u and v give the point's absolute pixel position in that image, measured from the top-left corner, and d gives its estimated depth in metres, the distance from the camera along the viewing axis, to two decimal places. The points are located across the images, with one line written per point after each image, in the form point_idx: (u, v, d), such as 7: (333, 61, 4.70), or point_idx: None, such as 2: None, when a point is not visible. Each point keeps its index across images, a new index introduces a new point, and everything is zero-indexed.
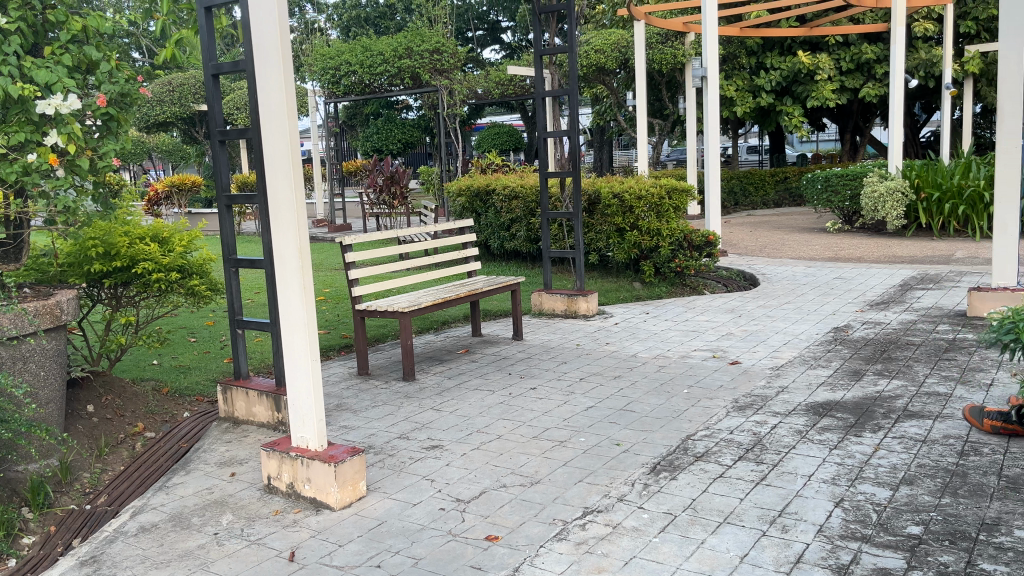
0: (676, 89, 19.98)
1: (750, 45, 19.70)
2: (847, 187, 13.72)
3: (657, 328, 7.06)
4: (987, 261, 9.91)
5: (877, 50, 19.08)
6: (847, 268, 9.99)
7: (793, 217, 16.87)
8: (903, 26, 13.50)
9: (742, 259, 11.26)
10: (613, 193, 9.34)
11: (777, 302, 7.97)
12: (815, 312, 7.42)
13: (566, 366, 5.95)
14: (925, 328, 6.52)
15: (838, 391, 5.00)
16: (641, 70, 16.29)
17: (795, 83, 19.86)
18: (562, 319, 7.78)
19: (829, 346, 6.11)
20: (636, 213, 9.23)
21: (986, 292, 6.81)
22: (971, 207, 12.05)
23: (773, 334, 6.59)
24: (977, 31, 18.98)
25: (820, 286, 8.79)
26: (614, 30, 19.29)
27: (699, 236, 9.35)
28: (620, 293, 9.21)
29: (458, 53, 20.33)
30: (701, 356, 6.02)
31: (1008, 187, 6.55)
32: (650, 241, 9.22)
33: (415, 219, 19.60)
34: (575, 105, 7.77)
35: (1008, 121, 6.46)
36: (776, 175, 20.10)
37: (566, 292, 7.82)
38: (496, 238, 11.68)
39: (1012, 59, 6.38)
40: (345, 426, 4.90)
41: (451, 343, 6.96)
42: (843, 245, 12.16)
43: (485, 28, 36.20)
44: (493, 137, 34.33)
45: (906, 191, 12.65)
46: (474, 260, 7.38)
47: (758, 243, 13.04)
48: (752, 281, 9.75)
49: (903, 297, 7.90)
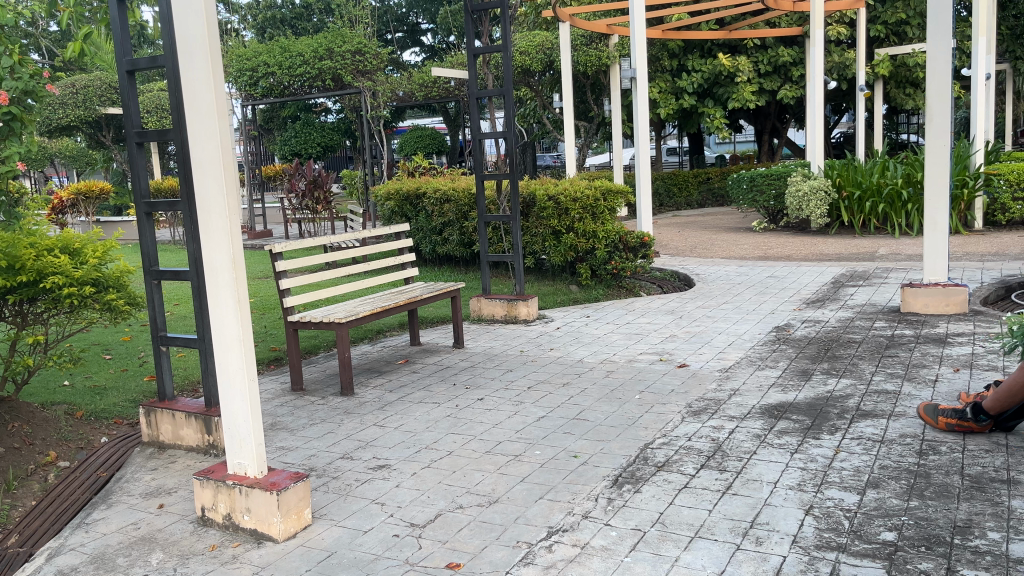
0: (600, 91, 20.06)
1: (672, 47, 19.94)
2: (772, 187, 13.98)
3: (600, 331, 6.94)
4: (910, 257, 10.18)
5: (793, 53, 19.64)
6: (778, 267, 10.12)
7: (718, 217, 17.13)
8: (822, 29, 13.83)
9: (675, 260, 11.31)
10: (549, 195, 9.25)
11: (716, 302, 7.96)
12: (754, 312, 7.43)
13: (512, 375, 5.75)
14: (863, 325, 6.59)
15: (790, 392, 4.95)
16: (567, 72, 16.26)
17: (716, 85, 20.21)
18: (501, 325, 7.58)
19: (773, 346, 6.10)
20: (572, 216, 9.14)
21: (919, 287, 6.86)
22: (890, 205, 12.41)
23: (717, 335, 6.54)
24: (885, 34, 19.73)
25: (754, 285, 8.86)
26: (539, 32, 19.25)
27: (634, 237, 9.29)
28: (557, 296, 9.09)
29: (380, 54, 19.94)
30: (648, 360, 5.92)
31: (937, 186, 6.71)
32: (586, 243, 9.14)
33: (339, 224, 19.11)
34: (511, 105, 7.59)
35: (937, 121, 6.62)
36: (699, 176, 20.39)
37: (505, 297, 7.64)
38: (428, 243, 11.43)
39: (940, 60, 6.54)
40: (283, 448, 4.58)
41: (389, 354, 6.68)
42: (770, 244, 12.35)
43: (405, 30, 35.80)
44: (416, 139, 33.97)
45: (829, 190, 12.96)
46: (410, 266, 7.11)
47: (688, 243, 13.15)
48: (686, 281, 9.77)
49: (837, 295, 8.00)
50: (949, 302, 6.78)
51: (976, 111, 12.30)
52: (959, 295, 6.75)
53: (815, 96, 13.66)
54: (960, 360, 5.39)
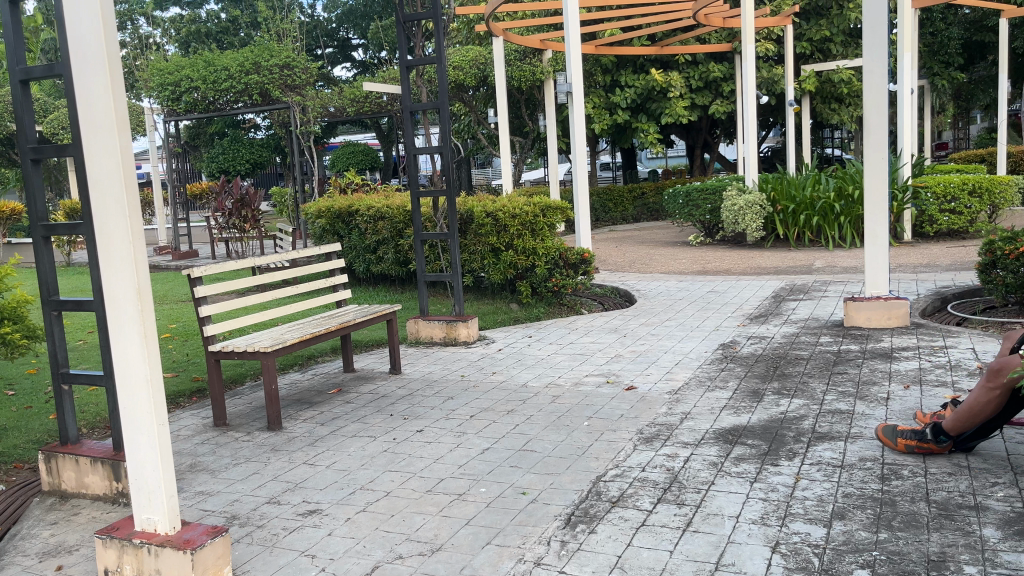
0: (535, 106, 19.95)
1: (605, 63, 20.03)
2: (707, 202, 14.03)
3: (543, 353, 6.67)
4: (846, 270, 10.25)
5: (723, 69, 19.89)
6: (718, 281, 10.06)
7: (655, 232, 17.14)
8: (753, 44, 13.96)
9: (614, 275, 11.17)
10: (487, 211, 9.01)
11: (659, 319, 7.79)
12: (698, 329, 7.28)
13: (452, 403, 5.43)
14: (808, 341, 6.49)
15: (742, 414, 4.76)
16: (501, 88, 16.07)
17: (649, 101, 20.32)
18: (440, 347, 7.26)
19: (720, 365, 5.93)
20: (510, 232, 8.91)
21: (861, 301, 6.82)
22: (823, 217, 12.56)
23: (663, 354, 6.35)
24: (811, 51, 20.21)
25: (696, 301, 8.74)
26: (472, 47, 19.06)
27: (574, 254, 9.02)
28: (497, 316, 8.81)
29: (310, 69, 19.43)
30: (595, 382, 5.67)
31: (876, 198, 6.70)
32: (525, 260, 8.90)
33: (268, 244, 18.49)
34: (446, 118, 7.31)
35: (874, 133, 6.63)
36: (634, 192, 20.42)
37: (444, 318, 7.34)
38: (361, 261, 11.03)
39: (877, 72, 6.58)
40: (202, 493, 4.17)
41: (321, 382, 6.29)
42: (708, 258, 12.34)
43: (336, 45, 35.29)
44: (348, 156, 33.42)
45: (764, 203, 13.05)
46: (343, 288, 6.73)
47: (626, 259, 13.05)
48: (627, 298, 9.62)
49: (779, 309, 7.93)
50: (892, 315, 6.74)
51: (902, 126, 12.52)
52: (902, 308, 6.72)
53: (748, 111, 13.76)
54: (910, 376, 5.30)
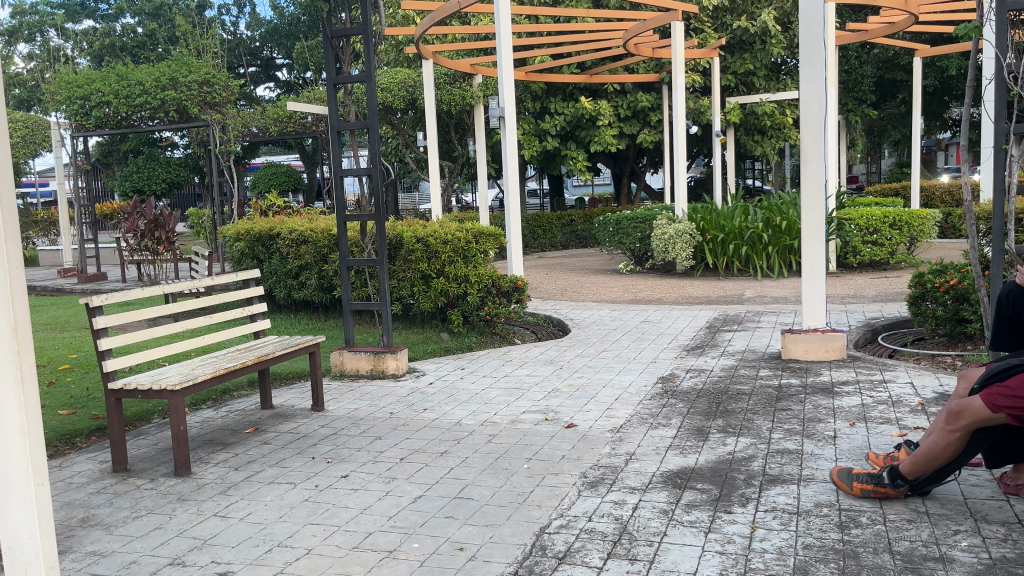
0: (464, 130, 19.73)
1: (535, 90, 20.01)
2: (637, 230, 14.00)
3: (476, 386, 6.34)
4: (776, 300, 10.28)
5: (651, 99, 20.12)
6: (650, 310, 9.93)
7: (584, 259, 17.04)
8: (683, 74, 14.06)
9: (546, 304, 10.93)
10: (417, 236, 8.66)
11: (595, 350, 7.57)
12: (635, 360, 7.07)
13: (380, 444, 5.04)
14: (747, 375, 6.34)
15: (689, 455, 4.53)
16: (430, 111, 15.75)
17: (578, 128, 20.37)
18: (367, 380, 6.85)
19: (662, 400, 5.71)
20: (442, 259, 8.59)
21: (797, 333, 6.74)
22: (752, 247, 12.67)
23: (602, 388, 6.10)
24: (735, 84, 20.68)
25: (630, 331, 8.56)
26: (400, 68, 18.76)
27: (507, 282, 8.75)
28: (427, 346, 8.44)
29: (231, 86, 18.73)
30: (533, 419, 5.37)
31: (812, 229, 6.66)
32: (456, 288, 8.57)
33: (182, 267, 17.64)
34: (376, 137, 6.96)
35: (811, 165, 6.63)
36: (563, 219, 20.37)
37: (371, 349, 6.95)
38: (282, 287, 10.49)
39: (814, 104, 6.60)
40: (93, 554, 3.66)
41: (236, 420, 5.80)
42: (639, 287, 12.25)
43: (259, 64, 34.48)
44: (270, 177, 32.53)
45: (693, 233, 13.05)
46: (261, 318, 6.25)
47: (556, 287, 12.84)
48: (561, 327, 9.40)
49: (715, 341, 7.81)
50: (829, 348, 6.69)
51: (830, 158, 12.72)
52: (838, 340, 6.68)
53: (678, 141, 13.82)
54: (854, 413, 5.16)
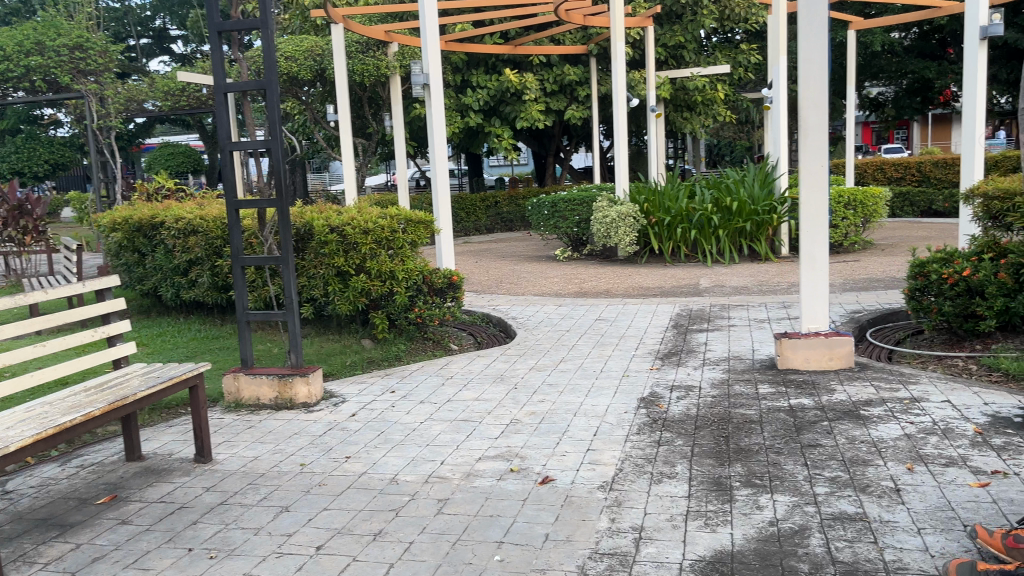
0: (379, 105, 18.12)
1: (455, 61, 18.53)
2: (575, 213, 12.81)
3: (412, 420, 5.00)
4: (736, 291, 9.27)
5: (578, 72, 18.87)
6: (601, 305, 8.78)
7: (514, 244, 15.79)
8: (622, 43, 12.90)
9: (482, 299, 9.63)
10: (331, 226, 7.20)
11: (552, 360, 6.29)
12: (603, 374, 5.84)
13: (289, 519, 3.65)
14: (745, 393, 5.17)
15: (720, 530, 3.29)
16: (341, 83, 14.05)
17: (502, 103, 18.99)
18: (270, 412, 5.41)
19: (653, 434, 4.49)
20: (362, 252, 7.14)
21: (796, 339, 5.64)
22: (699, 230, 11.67)
23: (573, 419, 4.82)
24: (665, 57, 19.72)
25: (586, 333, 7.36)
26: (307, 36, 16.97)
27: (440, 277, 7.59)
28: (347, 357, 7.07)
29: (110, 53, 16.50)
30: (495, 472, 4.06)
31: (815, 215, 5.57)
32: (380, 287, 7.18)
33: (60, 259, 15.51)
34: (274, 101, 5.42)
35: (812, 136, 5.52)
36: (487, 200, 19.00)
37: (275, 371, 5.50)
38: (169, 286, 8.83)
39: (815, 63, 5.48)
40: None
41: (88, 481, 4.28)
42: (581, 276, 11.09)
43: (151, 36, 31.63)
44: (165, 156, 30.00)
45: (637, 215, 11.92)
46: (122, 342, 4.72)
47: (489, 277, 11.54)
48: (504, 330, 8.15)
49: (688, 345, 6.65)
50: (833, 355, 5.61)
51: (778, 131, 11.95)
52: (844, 346, 5.60)
53: (618, 115, 12.68)
54: (904, 451, 4.04)
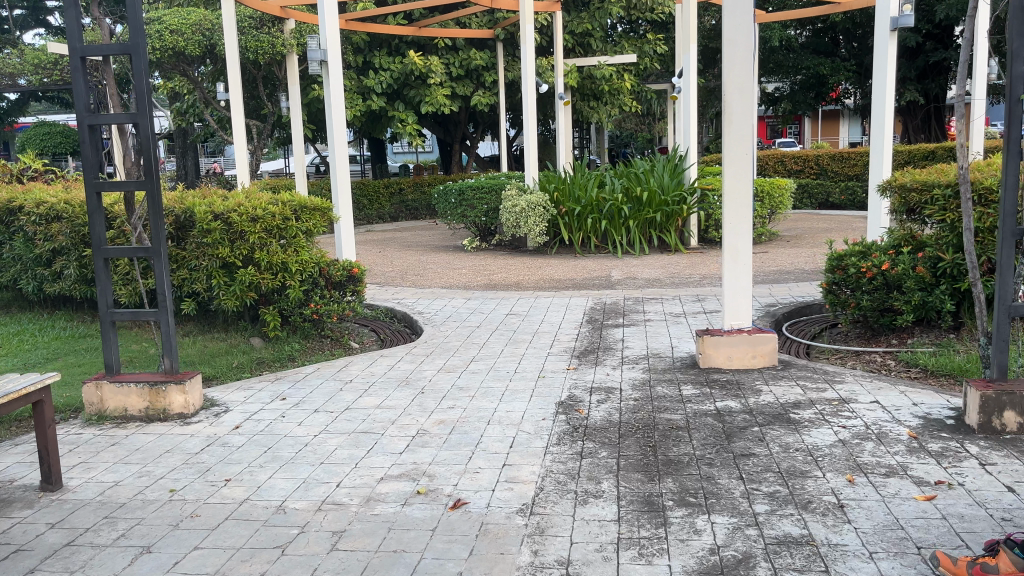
0: (275, 85, 17.13)
1: (356, 41, 17.71)
2: (483, 201, 12.36)
3: (305, 434, 4.44)
4: (650, 283, 9.02)
5: (485, 57, 18.36)
6: (513, 298, 8.36)
7: (419, 233, 15.20)
8: (530, 28, 12.47)
9: (385, 291, 9.05)
10: (214, 213, 6.50)
11: (462, 361, 5.81)
12: (516, 375, 5.41)
13: (152, 562, 3.06)
14: (669, 396, 4.83)
15: (657, 562, 2.91)
16: (232, 60, 13.09)
17: (406, 87, 18.30)
18: (140, 425, 4.73)
19: (575, 445, 4.07)
20: (250, 241, 6.47)
21: (719, 336, 5.36)
22: (610, 221, 11.41)
23: (487, 428, 4.36)
24: (572, 45, 19.45)
25: (497, 329, 6.93)
26: (194, 9, 15.82)
27: (339, 270, 6.99)
28: (233, 359, 6.40)
29: None
30: (399, 495, 3.56)
31: (740, 206, 5.30)
32: (271, 281, 6.53)
33: None
34: (141, 67, 4.68)
35: (737, 122, 5.25)
36: (390, 187, 18.29)
37: (145, 378, 4.82)
38: (30, 279, 7.88)
39: (739, 44, 5.22)
40: None
41: None
42: (490, 267, 10.64)
43: (25, 6, 29.09)
44: (40, 136, 27.72)
45: (547, 205, 11.57)
46: None
47: (394, 268, 10.95)
48: (409, 326, 7.63)
49: (605, 342, 6.30)
50: (757, 353, 5.35)
51: (689, 120, 11.80)
52: (767, 344, 5.36)
53: (527, 101, 12.26)
54: (842, 459, 3.76)
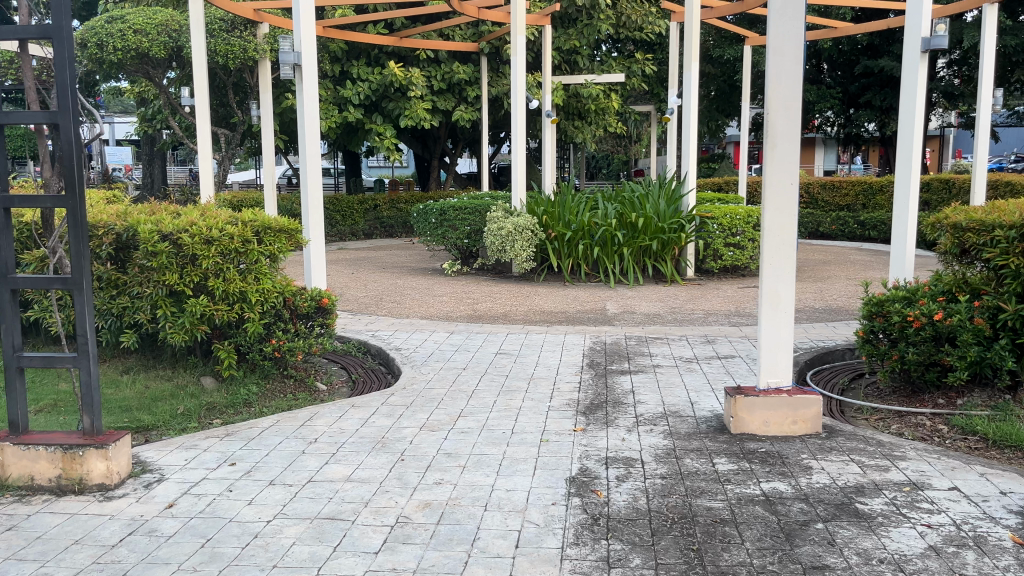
0: (245, 93, 16.20)
1: (334, 50, 16.84)
2: (466, 222, 11.54)
3: (256, 519, 3.54)
4: (651, 319, 8.25)
5: (468, 71, 17.58)
6: (501, 333, 7.53)
7: (395, 254, 14.31)
8: (521, 39, 11.68)
9: (359, 321, 8.16)
10: (161, 233, 5.57)
11: (448, 416, 4.95)
12: (515, 437, 4.55)
13: None
14: (702, 473, 4.01)
15: None
16: (199, 65, 12.16)
17: (384, 99, 17.44)
18: (48, 500, 3.80)
19: (599, 547, 3.22)
20: (202, 267, 5.55)
21: (754, 397, 4.54)
22: (602, 248, 10.61)
23: (484, 517, 3.49)
24: (559, 62, 18.74)
25: (487, 372, 6.07)
26: (161, 9, 14.88)
27: (306, 301, 6.08)
28: (178, 405, 5.48)
29: None
30: None
31: (783, 246, 4.53)
32: (227, 313, 5.61)
33: None
34: (64, 57, 3.77)
35: (782, 145, 4.47)
36: (365, 203, 17.40)
37: (58, 441, 3.90)
38: None
39: (788, 54, 4.45)
40: None
41: None
42: (473, 295, 9.79)
43: None
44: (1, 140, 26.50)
45: (535, 228, 10.77)
46: None
47: (369, 293, 10.06)
48: (385, 364, 6.75)
49: (613, 394, 5.46)
50: (798, 419, 4.55)
51: (688, 143, 11.07)
52: (809, 408, 4.55)
53: (516, 117, 11.46)
54: None
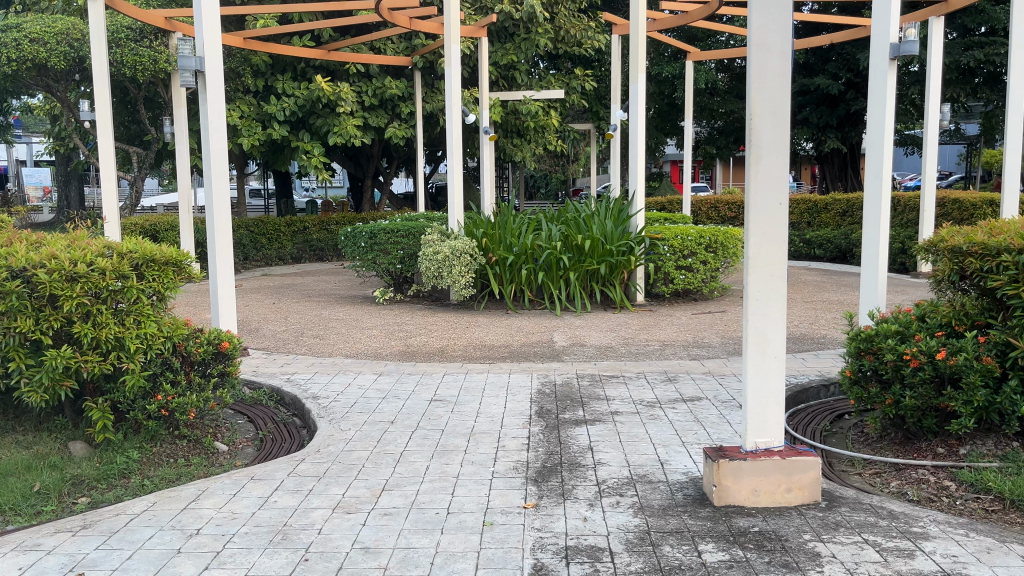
0: (160, 108, 15.00)
1: (256, 63, 15.83)
2: (399, 246, 10.61)
3: None
4: (603, 353, 7.46)
5: (401, 86, 16.68)
6: (435, 373, 6.62)
7: (326, 280, 13.26)
8: (455, 49, 10.84)
9: (275, 362, 7.17)
10: (12, 268, 4.53)
11: (371, 491, 4.02)
12: (453, 521, 3.64)
13: None
14: (688, 568, 3.18)
15: None
16: (101, 76, 11.00)
17: (311, 115, 16.38)
18: None
19: None
20: (63, 308, 4.52)
21: (740, 462, 3.76)
22: (547, 273, 9.79)
23: None
24: (496, 77, 17.99)
25: (420, 426, 5.16)
26: (63, 17, 13.63)
27: (202, 346, 5.07)
28: (35, 480, 4.42)
29: None
30: None
31: (771, 279, 3.77)
32: (97, 365, 4.59)
33: None
34: None
35: (768, 158, 3.72)
36: (293, 224, 16.31)
37: None
38: None
39: (774, 50, 3.72)
40: None
41: None
42: (407, 328, 8.86)
43: None
44: None
45: (474, 252, 9.90)
46: None
47: (292, 326, 9.05)
48: (301, 416, 5.77)
49: (568, 453, 4.60)
50: (793, 486, 3.79)
51: (635, 160, 10.37)
52: (805, 473, 3.78)
53: (451, 133, 10.61)
54: None
